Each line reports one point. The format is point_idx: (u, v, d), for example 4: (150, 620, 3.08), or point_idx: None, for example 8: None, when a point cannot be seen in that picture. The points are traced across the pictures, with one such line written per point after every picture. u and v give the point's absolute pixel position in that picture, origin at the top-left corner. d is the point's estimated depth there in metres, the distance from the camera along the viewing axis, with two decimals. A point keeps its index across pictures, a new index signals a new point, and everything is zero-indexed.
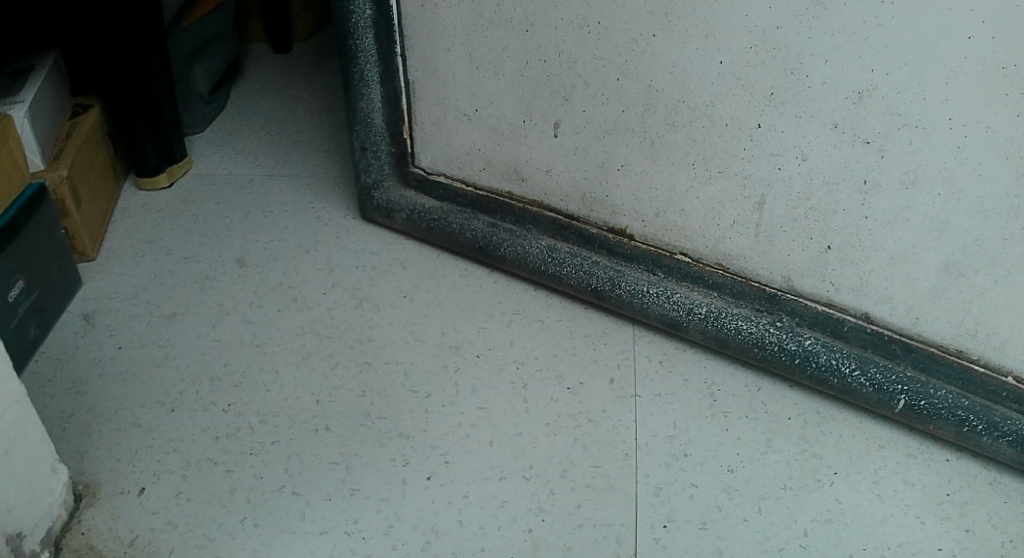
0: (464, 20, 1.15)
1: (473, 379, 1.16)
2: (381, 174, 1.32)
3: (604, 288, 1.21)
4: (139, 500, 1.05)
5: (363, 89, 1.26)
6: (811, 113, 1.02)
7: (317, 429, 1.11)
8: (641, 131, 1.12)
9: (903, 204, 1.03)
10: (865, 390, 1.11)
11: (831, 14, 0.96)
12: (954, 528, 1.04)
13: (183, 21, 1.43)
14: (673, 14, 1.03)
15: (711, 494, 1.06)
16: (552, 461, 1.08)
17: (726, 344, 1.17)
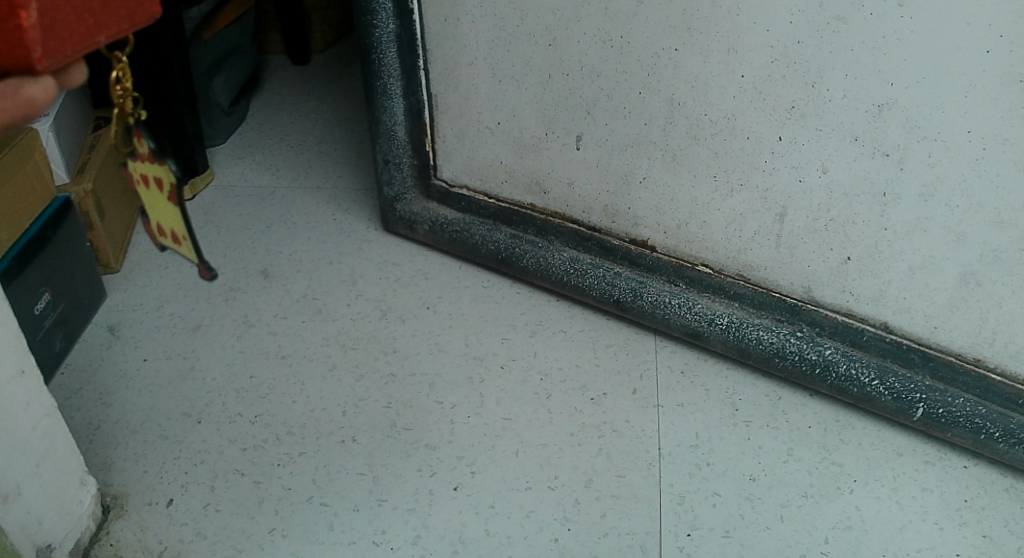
0: (487, 35, 1.17)
1: (498, 390, 1.17)
2: (404, 187, 1.34)
3: (626, 299, 1.23)
4: (168, 511, 1.07)
5: (386, 103, 1.27)
6: (832, 126, 1.04)
7: (344, 440, 1.12)
8: (663, 144, 1.14)
9: (922, 216, 1.04)
10: (884, 398, 1.13)
11: (851, 29, 0.98)
12: (972, 534, 1.06)
13: (203, 34, 1.45)
14: (694, 28, 1.05)
15: (734, 502, 1.08)
16: (577, 470, 1.10)
17: (747, 354, 1.18)
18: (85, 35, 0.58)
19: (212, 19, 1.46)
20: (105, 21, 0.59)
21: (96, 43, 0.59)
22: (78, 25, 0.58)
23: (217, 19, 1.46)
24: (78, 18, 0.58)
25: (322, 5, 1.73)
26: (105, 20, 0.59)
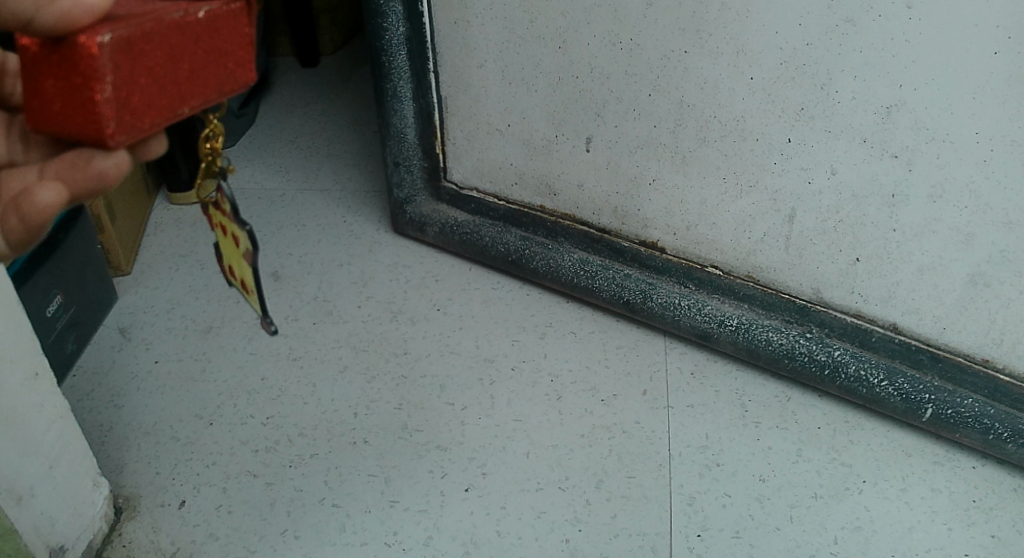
0: (497, 37, 1.17)
1: (508, 391, 1.18)
2: (414, 189, 1.34)
3: (636, 300, 1.23)
4: (180, 513, 1.07)
5: (396, 106, 1.28)
6: (841, 127, 1.04)
7: (355, 441, 1.13)
8: (673, 145, 1.14)
9: (931, 217, 1.05)
10: (893, 399, 1.14)
11: (860, 31, 0.98)
12: (980, 534, 1.06)
13: None
14: (703, 31, 1.05)
15: (744, 502, 1.08)
16: (587, 472, 1.10)
17: (756, 354, 1.19)
18: (167, 107, 0.64)
19: None
20: (177, 94, 0.64)
21: (169, 114, 0.64)
22: (160, 98, 0.63)
23: None
24: (158, 89, 0.63)
25: (331, 7, 1.73)
26: (181, 95, 0.64)
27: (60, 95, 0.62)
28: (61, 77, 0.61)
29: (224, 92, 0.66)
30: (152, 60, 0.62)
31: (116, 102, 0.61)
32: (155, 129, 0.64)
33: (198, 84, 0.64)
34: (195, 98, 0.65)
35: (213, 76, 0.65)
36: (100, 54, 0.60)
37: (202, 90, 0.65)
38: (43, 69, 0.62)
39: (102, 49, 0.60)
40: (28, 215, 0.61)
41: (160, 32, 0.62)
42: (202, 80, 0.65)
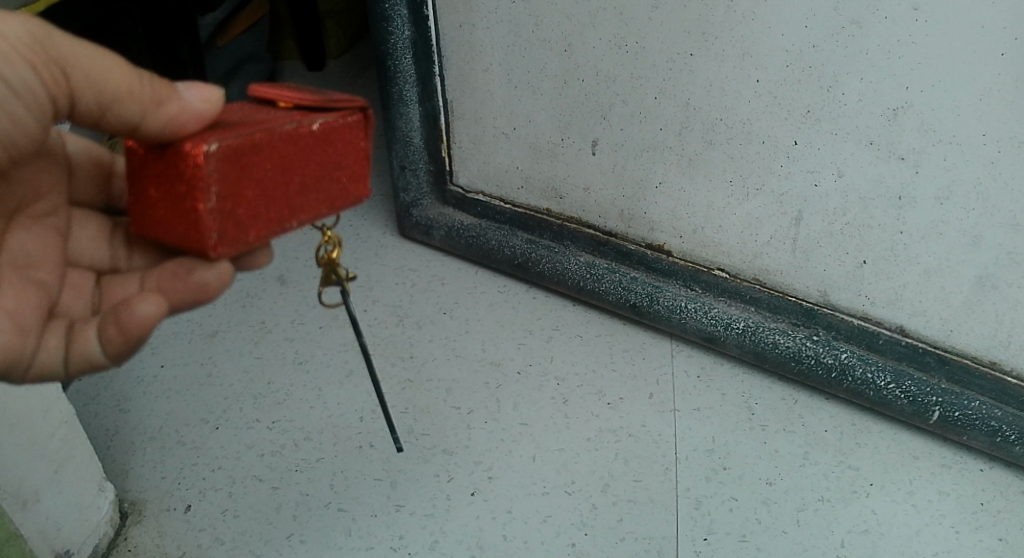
0: (502, 40, 1.17)
1: (515, 395, 1.18)
2: (420, 192, 1.34)
3: (642, 303, 1.22)
4: (186, 517, 1.07)
5: (402, 109, 1.27)
6: (847, 129, 1.04)
7: (361, 445, 1.13)
8: (679, 148, 1.14)
9: (938, 219, 1.04)
10: (899, 402, 1.12)
11: (866, 33, 0.98)
12: (988, 537, 1.06)
13: (217, 42, 1.45)
14: (710, 33, 1.05)
15: (750, 506, 1.08)
16: (594, 475, 1.10)
17: (763, 358, 1.18)
18: (275, 219, 0.76)
19: (226, 26, 1.46)
20: (276, 205, 0.75)
21: (267, 221, 0.75)
22: (267, 210, 0.75)
23: (231, 26, 1.47)
24: (266, 204, 0.75)
25: (338, 11, 1.73)
26: (289, 210, 0.76)
27: (171, 203, 0.74)
28: (174, 185, 0.73)
29: (333, 207, 0.79)
30: (258, 172, 0.74)
31: (221, 208, 0.73)
32: (257, 239, 0.75)
33: (298, 196, 0.76)
34: (298, 212, 0.77)
35: (320, 194, 0.78)
36: (206, 163, 0.71)
37: (301, 203, 0.77)
38: (164, 179, 0.74)
39: (209, 158, 0.71)
40: (130, 328, 0.79)
41: (269, 150, 0.74)
42: (309, 196, 0.77)
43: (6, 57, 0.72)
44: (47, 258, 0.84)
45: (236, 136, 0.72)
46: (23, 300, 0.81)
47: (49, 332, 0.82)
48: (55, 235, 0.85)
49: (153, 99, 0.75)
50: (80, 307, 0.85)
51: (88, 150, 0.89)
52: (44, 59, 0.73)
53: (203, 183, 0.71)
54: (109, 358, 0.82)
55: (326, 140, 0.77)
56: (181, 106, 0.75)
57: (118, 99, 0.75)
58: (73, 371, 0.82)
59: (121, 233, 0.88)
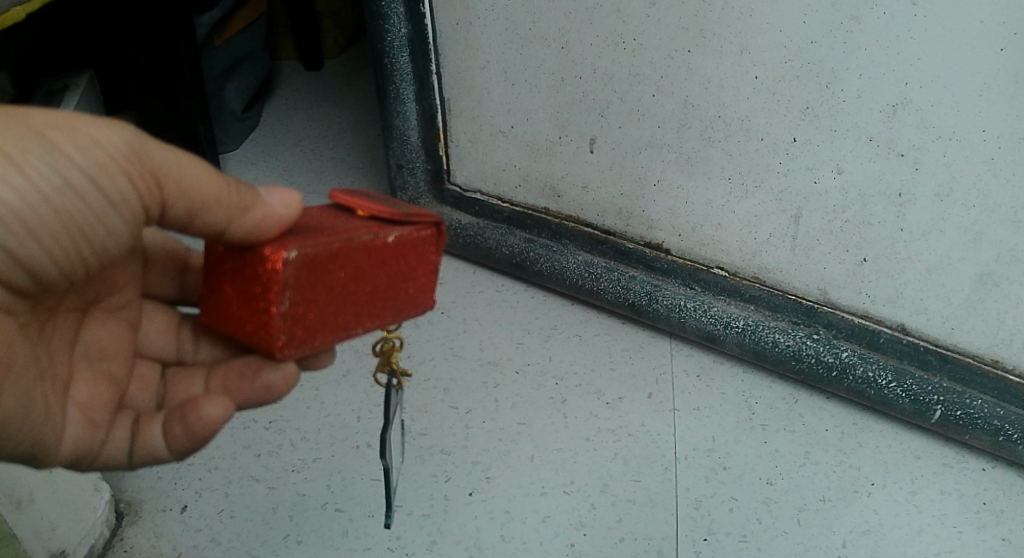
0: (499, 38, 1.17)
1: (513, 394, 1.17)
2: (418, 192, 1.33)
3: (641, 302, 1.21)
4: (182, 517, 1.06)
5: (398, 107, 1.26)
6: (846, 126, 1.03)
7: (358, 445, 1.12)
8: (677, 146, 1.13)
9: (939, 216, 1.03)
10: (901, 401, 1.12)
11: (865, 29, 0.97)
12: (991, 537, 1.05)
13: (214, 41, 1.45)
14: (707, 30, 1.04)
15: (751, 506, 1.07)
16: (593, 475, 1.09)
17: (763, 356, 1.17)
18: (341, 325, 0.76)
19: (224, 25, 1.46)
20: (348, 311, 0.76)
21: (338, 327, 0.76)
22: (336, 316, 0.75)
23: (229, 25, 1.46)
24: (335, 309, 0.75)
25: (335, 11, 1.73)
26: (356, 317, 0.76)
27: (244, 302, 0.74)
28: (253, 289, 0.73)
29: (397, 315, 0.79)
30: (332, 279, 0.74)
31: (297, 313, 0.73)
32: (323, 344, 0.76)
33: (369, 304, 0.77)
34: (364, 318, 0.77)
35: (388, 303, 0.78)
36: (284, 270, 0.71)
37: (368, 311, 0.77)
38: (241, 276, 0.74)
39: (288, 265, 0.71)
40: (195, 427, 0.82)
41: (346, 257, 0.74)
42: (377, 303, 0.77)
43: (104, 168, 0.71)
44: (120, 353, 0.85)
45: (316, 243, 0.72)
46: (95, 394, 0.83)
47: (116, 426, 0.84)
48: (127, 329, 0.86)
49: (238, 205, 0.75)
50: (146, 397, 0.87)
51: (164, 241, 0.89)
52: (139, 171, 0.73)
53: (283, 289, 0.71)
54: (173, 453, 0.84)
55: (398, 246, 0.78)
56: (265, 211, 0.75)
57: (207, 206, 0.75)
58: (136, 461, 0.84)
59: (187, 323, 0.89)
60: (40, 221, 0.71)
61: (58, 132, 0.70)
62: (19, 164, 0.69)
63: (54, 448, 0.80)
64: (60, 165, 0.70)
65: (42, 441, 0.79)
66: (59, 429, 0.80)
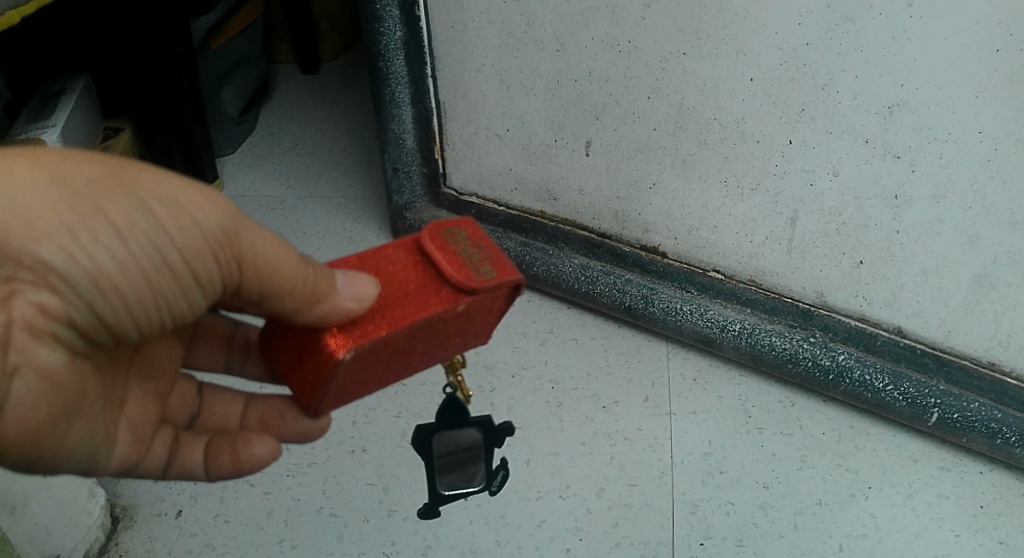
0: (494, 41, 1.16)
1: (509, 399, 1.17)
2: (413, 195, 1.33)
3: (638, 306, 1.22)
4: (177, 523, 1.06)
5: (394, 110, 1.26)
6: (842, 128, 1.03)
7: (354, 450, 1.12)
8: (673, 148, 1.13)
9: (936, 218, 1.03)
10: (899, 404, 1.12)
11: (860, 30, 0.97)
12: (988, 540, 1.05)
13: (211, 44, 1.45)
14: (702, 32, 1.04)
15: (747, 510, 1.07)
16: (589, 480, 1.08)
17: (760, 360, 1.18)
18: (387, 381, 0.79)
19: (221, 28, 1.45)
20: (395, 374, 0.79)
21: (384, 383, 0.79)
22: (382, 378, 0.79)
23: (226, 28, 1.46)
24: (382, 374, 0.78)
25: (332, 13, 1.72)
26: (403, 374, 0.79)
27: (298, 356, 0.77)
28: (302, 355, 0.76)
29: (447, 359, 0.81)
30: (383, 359, 0.76)
31: (340, 389, 0.77)
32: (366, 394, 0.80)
33: (419, 362, 0.79)
34: (413, 371, 0.80)
35: (438, 358, 0.80)
36: (337, 366, 0.74)
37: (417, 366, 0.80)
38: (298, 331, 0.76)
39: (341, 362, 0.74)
40: (244, 460, 0.84)
41: (399, 345, 0.76)
42: (427, 361, 0.79)
43: (197, 248, 0.71)
44: (169, 371, 0.84)
45: (370, 341, 0.74)
46: (145, 410, 0.82)
47: (158, 440, 0.83)
48: (179, 346, 0.85)
49: (310, 294, 0.74)
50: (183, 413, 0.86)
51: None
52: (227, 249, 0.72)
53: (327, 381, 0.75)
54: (209, 476, 0.85)
55: (471, 314, 0.77)
56: (335, 305, 0.74)
57: (280, 294, 0.74)
58: (169, 475, 0.84)
59: (236, 345, 0.89)
60: (132, 289, 0.70)
61: (161, 206, 0.69)
62: (123, 234, 0.68)
63: (103, 461, 0.79)
64: (159, 239, 0.69)
65: (94, 460, 0.78)
66: (112, 451, 0.80)
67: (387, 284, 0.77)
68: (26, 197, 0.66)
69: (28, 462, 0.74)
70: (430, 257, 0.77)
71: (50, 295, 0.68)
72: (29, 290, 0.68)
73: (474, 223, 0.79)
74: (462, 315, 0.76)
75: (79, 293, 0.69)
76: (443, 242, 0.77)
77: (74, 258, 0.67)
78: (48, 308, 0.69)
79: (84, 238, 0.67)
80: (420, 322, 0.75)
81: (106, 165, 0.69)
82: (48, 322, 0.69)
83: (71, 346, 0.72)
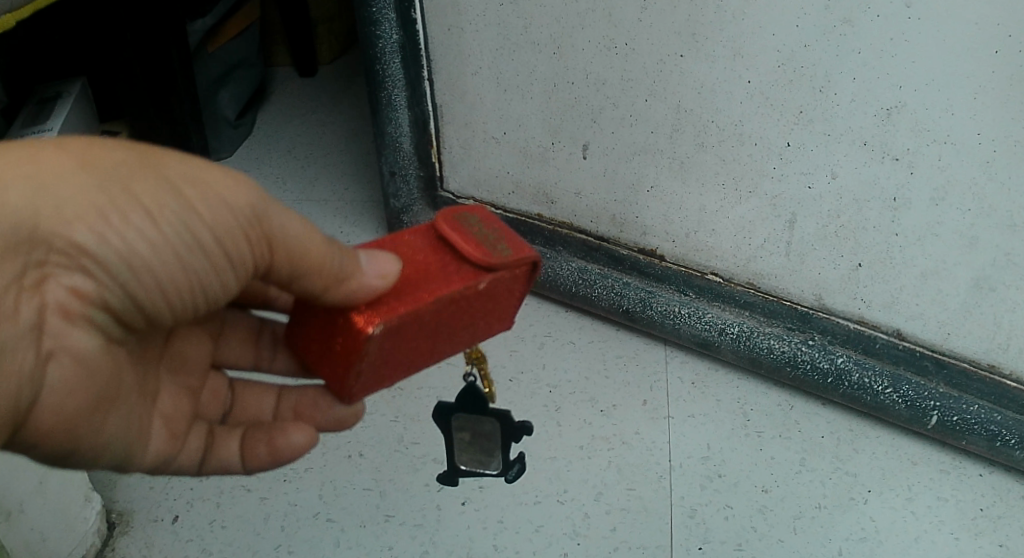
0: (491, 43, 1.16)
1: (506, 403, 1.16)
2: (410, 199, 1.32)
3: (635, 309, 1.21)
4: (173, 528, 1.06)
5: (391, 114, 1.26)
6: (841, 131, 1.02)
7: (351, 455, 1.11)
8: (670, 151, 1.13)
9: (935, 221, 1.03)
10: (898, 406, 1.12)
11: (858, 32, 0.96)
12: (988, 543, 1.05)
13: (209, 47, 1.44)
14: (700, 34, 1.04)
15: (746, 514, 1.06)
16: (587, 484, 1.08)
17: (758, 363, 1.17)
18: (414, 366, 0.78)
19: (218, 31, 1.45)
20: (422, 358, 0.77)
21: (411, 370, 0.78)
22: (410, 363, 0.77)
23: (223, 31, 1.45)
24: (410, 358, 0.76)
25: (329, 17, 1.72)
26: (429, 359, 0.78)
27: (324, 341, 0.76)
28: (329, 338, 0.75)
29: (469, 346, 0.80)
30: (412, 339, 0.75)
31: (371, 372, 0.75)
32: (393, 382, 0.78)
33: (444, 346, 0.78)
34: (438, 357, 0.78)
35: (462, 342, 0.79)
36: (367, 343, 0.72)
37: (443, 351, 0.78)
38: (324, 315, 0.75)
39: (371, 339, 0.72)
40: (282, 452, 0.84)
41: (426, 322, 0.74)
42: (452, 345, 0.78)
43: (228, 228, 0.71)
44: (199, 365, 0.85)
45: (401, 317, 0.73)
46: (178, 403, 0.83)
47: (193, 434, 0.83)
48: (207, 341, 0.86)
49: (337, 274, 0.73)
50: (215, 409, 0.86)
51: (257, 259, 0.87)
52: (258, 230, 0.72)
53: (359, 359, 0.73)
54: (246, 469, 0.85)
55: (492, 292, 0.76)
56: (361, 282, 0.73)
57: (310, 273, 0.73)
58: (206, 469, 0.85)
59: (265, 340, 0.88)
60: (165, 273, 0.70)
61: (192, 188, 0.69)
62: (153, 219, 0.68)
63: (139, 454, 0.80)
64: (190, 222, 0.69)
65: (131, 450, 0.79)
66: (144, 442, 0.80)
67: (408, 265, 0.76)
68: (56, 185, 0.66)
69: (65, 450, 0.75)
70: (446, 237, 0.77)
71: (83, 279, 0.69)
72: (61, 273, 0.68)
73: (485, 208, 0.79)
74: (483, 292, 0.75)
75: (113, 276, 0.69)
76: (458, 224, 0.77)
77: (107, 242, 0.68)
78: (82, 292, 0.69)
79: (116, 221, 0.67)
80: (445, 298, 0.74)
81: (131, 152, 0.69)
82: (82, 305, 0.70)
83: (104, 328, 0.73)
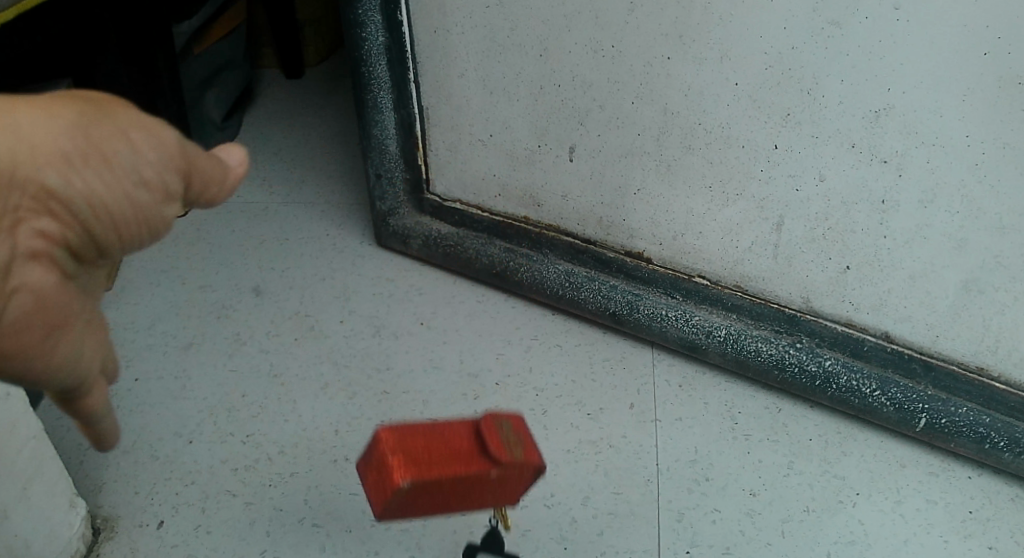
0: (478, 45, 1.15)
1: (493, 406, 1.15)
2: (396, 201, 1.31)
3: (622, 312, 1.21)
4: (158, 533, 1.05)
5: (377, 116, 1.25)
6: (828, 133, 1.02)
7: (336, 459, 1.10)
8: (657, 154, 1.12)
9: (922, 223, 1.02)
10: (886, 409, 1.11)
11: (846, 34, 0.96)
12: (977, 546, 1.04)
13: (195, 49, 1.44)
14: (687, 36, 1.03)
15: (734, 518, 1.06)
16: (574, 488, 1.07)
17: (746, 366, 1.17)
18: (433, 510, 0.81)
19: (204, 34, 1.45)
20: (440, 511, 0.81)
21: (432, 514, 0.82)
22: (430, 510, 0.81)
23: (208, 33, 1.45)
24: (428, 510, 0.81)
25: (316, 18, 1.71)
26: (446, 508, 0.81)
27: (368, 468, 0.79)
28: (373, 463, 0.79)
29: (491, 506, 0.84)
30: (433, 496, 0.78)
31: (398, 507, 0.78)
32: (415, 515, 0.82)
33: (463, 505, 0.81)
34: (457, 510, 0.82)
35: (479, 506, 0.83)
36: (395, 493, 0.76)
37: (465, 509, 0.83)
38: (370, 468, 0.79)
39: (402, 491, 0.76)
40: None
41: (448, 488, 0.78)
42: (471, 505, 0.82)
43: None
44: None
45: (429, 474, 0.77)
46: None
47: None
48: None
49: None
50: None
51: None
52: None
53: (390, 497, 0.77)
54: None
55: (503, 482, 0.80)
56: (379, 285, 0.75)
57: None
58: None
59: None
60: None
61: None
62: (106, 165, 0.52)
63: None
64: (144, 170, 0.53)
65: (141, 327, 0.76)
66: None
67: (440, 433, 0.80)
68: None
69: None
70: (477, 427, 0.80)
71: None
72: None
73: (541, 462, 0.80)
74: (495, 480, 0.79)
75: None
76: (493, 420, 0.80)
77: None
78: None
79: None
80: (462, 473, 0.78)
81: (78, 92, 0.53)
82: None
83: None
